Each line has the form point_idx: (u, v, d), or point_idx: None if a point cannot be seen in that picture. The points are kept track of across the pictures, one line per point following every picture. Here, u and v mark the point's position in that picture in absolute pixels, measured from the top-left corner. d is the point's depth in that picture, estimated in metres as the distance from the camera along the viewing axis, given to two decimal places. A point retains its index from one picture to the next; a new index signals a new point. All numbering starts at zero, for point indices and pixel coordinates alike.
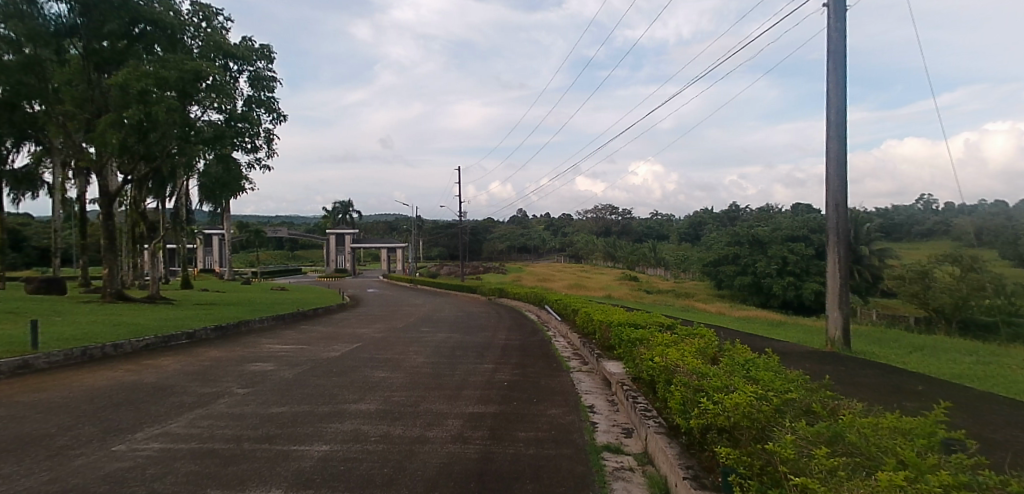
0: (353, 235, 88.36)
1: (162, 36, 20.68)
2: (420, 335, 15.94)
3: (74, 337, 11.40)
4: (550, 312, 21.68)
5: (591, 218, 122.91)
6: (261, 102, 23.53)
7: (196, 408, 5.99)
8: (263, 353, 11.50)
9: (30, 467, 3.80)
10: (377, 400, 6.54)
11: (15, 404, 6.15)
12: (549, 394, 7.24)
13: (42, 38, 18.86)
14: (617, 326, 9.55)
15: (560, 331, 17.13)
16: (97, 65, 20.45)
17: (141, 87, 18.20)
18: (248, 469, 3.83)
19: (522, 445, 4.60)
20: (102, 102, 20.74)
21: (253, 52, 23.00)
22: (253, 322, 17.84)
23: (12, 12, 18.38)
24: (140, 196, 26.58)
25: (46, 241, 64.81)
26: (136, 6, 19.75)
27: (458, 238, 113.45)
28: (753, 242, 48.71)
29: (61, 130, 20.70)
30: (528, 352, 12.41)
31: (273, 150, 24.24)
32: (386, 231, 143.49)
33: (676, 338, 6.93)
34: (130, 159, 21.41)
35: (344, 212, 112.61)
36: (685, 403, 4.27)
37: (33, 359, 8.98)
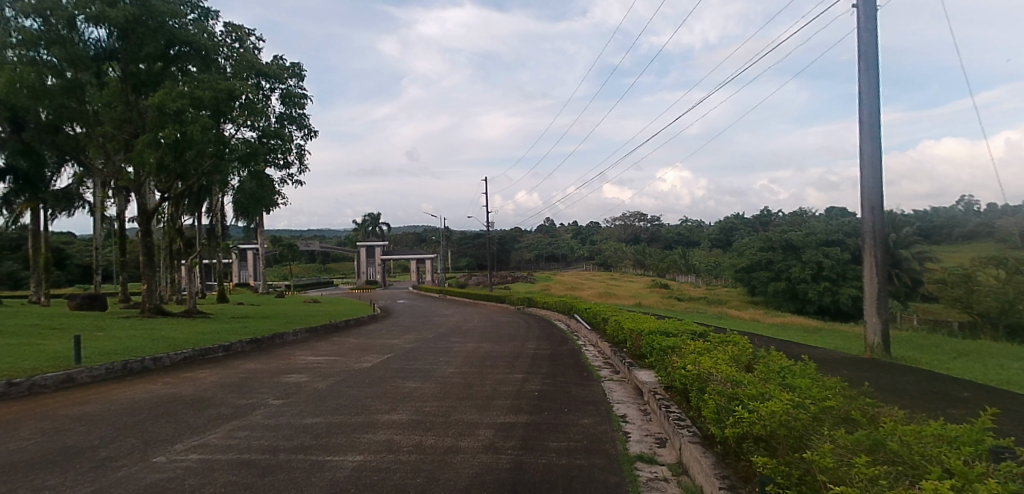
0: (383, 247, 89.50)
1: (197, 57, 21.18)
2: (451, 345, 16.01)
3: (116, 351, 11.72)
4: (580, 321, 21.56)
5: (620, 225, 122.36)
6: (293, 118, 24.00)
7: (234, 420, 6.09)
8: (297, 364, 11.70)
9: (74, 479, 3.90)
10: (409, 410, 6.58)
11: (62, 417, 6.35)
12: (581, 404, 7.19)
13: (83, 62, 19.56)
14: (649, 334, 9.42)
15: (590, 340, 17.03)
16: (134, 87, 21.04)
17: (178, 107, 18.78)
18: (285, 479, 3.89)
19: (555, 456, 4.57)
20: (139, 122, 21.27)
21: (285, 70, 23.49)
22: (286, 334, 18.12)
23: (54, 38, 19.11)
24: (176, 212, 27.25)
25: (88, 259, 67.04)
26: (172, 28, 20.32)
27: (486, 248, 114.02)
28: (787, 247, 47.87)
29: (101, 151, 21.44)
30: (559, 361, 12.35)
31: (304, 166, 24.71)
32: (414, 243, 144.96)
33: (709, 345, 6.81)
34: (167, 177, 22.04)
35: (374, 225, 114.11)
36: (720, 412, 4.20)
37: (78, 373, 9.27)
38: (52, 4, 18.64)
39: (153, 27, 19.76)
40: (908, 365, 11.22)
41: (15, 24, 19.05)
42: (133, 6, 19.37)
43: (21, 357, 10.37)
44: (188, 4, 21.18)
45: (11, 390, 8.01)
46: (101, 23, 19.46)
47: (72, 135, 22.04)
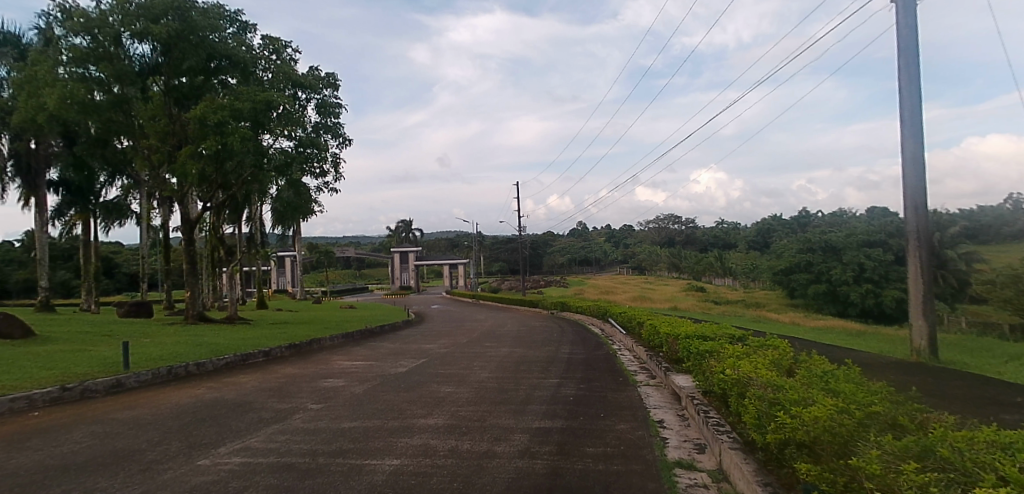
0: (416, 252, 90.42)
1: (236, 70, 21.74)
2: (485, 350, 16.03)
3: (163, 357, 12.07)
4: (615, 325, 21.41)
5: (654, 228, 121.32)
6: (328, 128, 24.48)
7: (274, 424, 6.21)
8: (334, 369, 11.87)
9: (123, 481, 4.02)
10: (444, 415, 6.61)
11: (110, 421, 6.56)
12: (617, 409, 7.13)
13: (129, 78, 20.28)
14: (685, 338, 9.31)
15: (625, 345, 16.89)
16: (176, 100, 21.72)
17: (218, 119, 19.37)
18: (324, 482, 3.94)
19: (591, 461, 4.54)
20: (182, 134, 21.95)
21: (320, 80, 23.93)
22: (323, 340, 18.42)
23: (102, 54, 19.82)
24: (218, 221, 27.91)
25: (134, 268, 69.18)
26: (212, 42, 20.86)
27: (518, 253, 114.31)
28: (827, 248, 46.86)
29: (146, 163, 22.14)
30: (593, 366, 12.28)
31: (339, 174, 25.17)
32: (447, 248, 146.26)
33: (748, 350, 6.68)
34: (208, 187, 22.65)
35: (407, 231, 115.22)
36: (760, 418, 4.12)
37: (125, 378, 9.56)
38: (100, 22, 19.36)
39: (194, 42, 20.37)
40: (958, 369, 10.82)
41: (65, 43, 19.83)
42: (176, 22, 19.99)
43: (73, 363, 10.76)
44: (227, 19, 21.74)
45: (65, 395, 8.31)
46: (145, 40, 20.13)
47: (119, 148, 22.90)
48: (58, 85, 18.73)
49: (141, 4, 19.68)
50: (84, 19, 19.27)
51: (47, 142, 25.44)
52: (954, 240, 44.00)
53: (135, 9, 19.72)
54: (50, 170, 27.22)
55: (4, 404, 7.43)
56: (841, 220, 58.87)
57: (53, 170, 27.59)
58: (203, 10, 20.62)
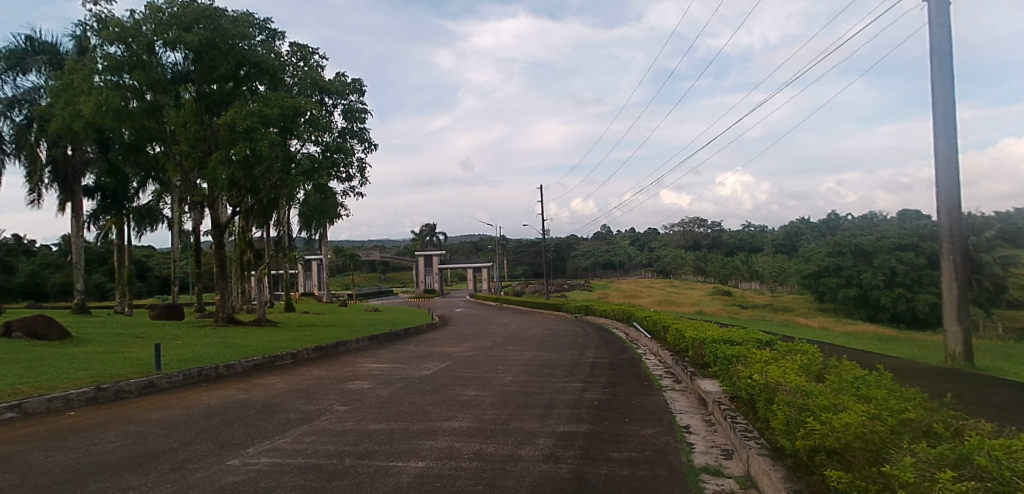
0: (440, 256, 90.97)
1: (265, 76, 22.12)
2: (509, 353, 16.04)
3: (194, 358, 12.31)
4: (640, 329, 21.27)
5: (679, 231, 120.32)
6: (354, 133, 24.79)
7: (301, 425, 6.30)
8: (360, 372, 12.00)
9: (156, 480, 4.10)
10: (468, 418, 6.63)
11: (142, 421, 6.71)
12: (642, 414, 7.09)
13: (161, 86, 20.78)
14: (711, 343, 9.23)
15: (651, 349, 16.77)
16: (207, 107, 22.19)
17: (247, 124, 19.75)
18: (351, 483, 3.99)
19: (616, 466, 4.52)
20: (212, 140, 22.40)
21: (346, 86, 24.24)
22: (349, 342, 18.61)
23: (137, 63, 20.32)
24: (247, 225, 28.36)
25: (166, 271, 70.62)
26: (242, 50, 21.26)
27: (542, 256, 114.41)
28: (857, 252, 46.03)
29: (177, 168, 22.62)
30: (618, 370, 12.22)
31: (365, 178, 25.49)
32: (470, 252, 147.11)
33: (777, 355, 6.60)
34: (238, 191, 23.04)
35: (431, 235, 116.03)
36: (789, 424, 4.06)
37: (157, 379, 9.77)
38: (134, 31, 19.87)
39: (224, 49, 20.79)
40: (995, 377, 10.51)
41: (101, 51, 20.37)
42: (207, 31, 20.44)
43: (109, 363, 11.04)
44: (257, 26, 22.15)
45: (100, 395, 8.52)
46: (177, 48, 20.61)
47: (152, 154, 23.48)
48: (94, 93, 19.26)
49: (174, 13, 20.17)
50: (119, 28, 19.78)
51: (83, 148, 26.20)
52: (990, 244, 42.85)
53: (168, 18, 20.21)
54: (87, 176, 27.98)
55: (43, 403, 7.66)
56: (871, 222, 57.77)
57: (88, 175, 28.34)
58: (233, 19, 21.06)
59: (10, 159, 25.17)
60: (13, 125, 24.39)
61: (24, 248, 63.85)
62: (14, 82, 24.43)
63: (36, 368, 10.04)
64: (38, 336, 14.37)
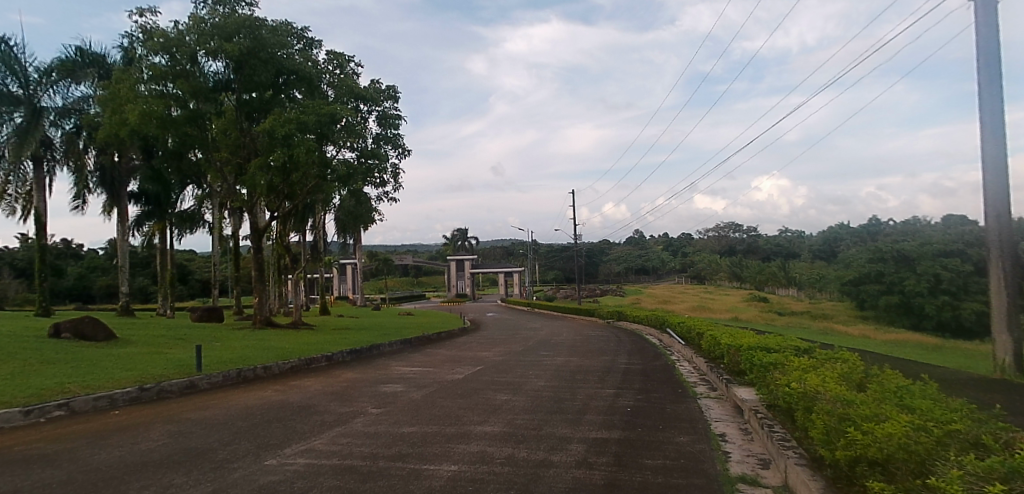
0: (471, 261, 91.59)
1: (303, 84, 22.59)
2: (540, 358, 16.03)
3: (233, 360, 12.60)
4: (673, 336, 21.04)
5: (713, 236, 118.65)
6: (388, 139, 25.18)
7: (336, 426, 6.39)
8: (392, 375, 12.12)
9: (197, 478, 4.20)
10: (500, 422, 6.64)
11: (183, 420, 6.89)
12: (675, 421, 7.00)
13: (203, 94, 21.38)
14: (747, 349, 9.08)
15: (684, 355, 16.56)
16: (247, 114, 22.76)
17: (285, 131, 20.17)
18: (384, 485, 4.03)
19: (650, 473, 4.48)
20: (251, 147, 22.93)
21: (381, 93, 24.59)
22: (382, 345, 18.79)
23: (180, 72, 20.91)
24: (285, 230, 28.83)
25: (206, 275, 72.47)
26: (281, 59, 21.76)
27: (574, 261, 114.38)
28: (899, 258, 45.12)
29: (218, 174, 23.21)
30: (651, 377, 12.10)
31: (398, 184, 25.88)
32: (502, 256, 147.91)
33: (815, 362, 6.46)
34: (277, 197, 23.49)
35: (463, 239, 116.75)
36: (829, 433, 3.96)
37: (198, 380, 10.02)
38: (177, 42, 20.49)
39: (264, 58, 21.34)
40: None
41: (146, 62, 20.98)
42: (247, 40, 20.98)
43: (152, 364, 11.37)
44: (295, 36, 22.67)
45: (143, 394, 8.77)
46: (218, 57, 21.18)
47: (194, 160, 24.14)
48: (139, 102, 19.86)
49: (215, 24, 20.77)
50: (163, 39, 20.43)
51: (128, 155, 27.13)
52: None
53: (210, 28, 20.82)
54: (132, 182, 28.90)
55: (90, 402, 7.92)
56: (914, 225, 56.14)
57: (133, 182, 29.27)
58: (272, 28, 21.59)
59: (60, 167, 25.85)
60: (64, 133, 25.14)
61: (73, 251, 66.30)
62: (64, 92, 25.13)
63: (82, 368, 10.39)
64: (85, 337, 14.84)
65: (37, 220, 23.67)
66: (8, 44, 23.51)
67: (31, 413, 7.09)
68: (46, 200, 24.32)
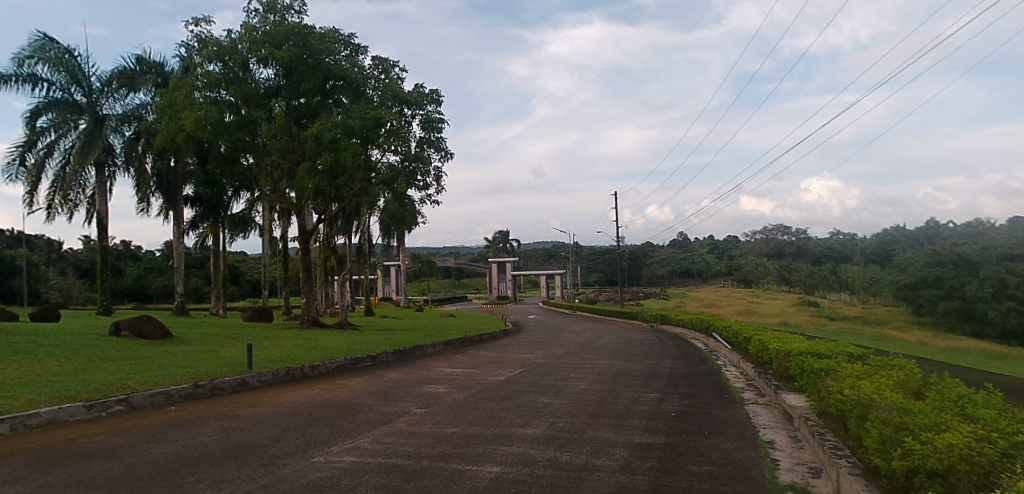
0: (512, 262, 92.16)
1: (349, 90, 23.08)
2: (583, 361, 15.96)
3: (283, 359, 12.96)
4: (719, 340, 20.70)
5: (760, 238, 116.01)
6: (431, 142, 25.60)
7: (381, 426, 6.50)
8: (435, 376, 12.27)
9: (248, 473, 4.33)
10: (542, 425, 6.64)
11: (234, 417, 7.13)
12: (722, 427, 6.89)
13: (254, 100, 21.98)
14: (797, 355, 8.85)
15: (731, 360, 16.24)
16: (296, 119, 23.28)
17: (333, 136, 20.56)
18: (428, 484, 4.07)
19: (696, 480, 4.41)
20: (299, 151, 23.37)
21: (424, 97, 25.02)
22: (425, 346, 18.99)
23: (233, 79, 21.61)
24: (332, 232, 29.34)
25: (256, 276, 74.78)
26: (328, 65, 22.30)
27: (617, 263, 113.92)
28: (960, 262, 43.38)
29: (269, 178, 23.79)
30: (697, 381, 11.92)
31: (440, 186, 26.27)
32: (544, 258, 148.50)
33: (870, 369, 6.27)
34: (324, 200, 23.94)
35: (505, 242, 116.88)
36: (885, 443, 3.82)
37: (249, 378, 10.34)
38: (230, 50, 21.20)
39: (312, 64, 21.87)
40: None
41: (201, 69, 21.73)
42: (297, 47, 21.53)
43: (207, 362, 11.79)
44: (342, 42, 23.21)
45: (198, 391, 9.11)
46: (269, 64, 21.82)
47: (246, 165, 24.79)
48: (195, 108, 20.50)
49: (266, 32, 21.37)
50: (217, 47, 21.19)
51: (184, 160, 28.16)
52: None
53: (261, 36, 21.44)
54: (187, 186, 29.99)
55: (148, 397, 8.25)
56: (977, 227, 53.70)
57: (189, 186, 30.39)
58: (320, 35, 22.16)
59: (121, 172, 26.98)
60: (124, 139, 26.22)
61: (131, 252, 69.17)
62: (124, 100, 26.33)
63: (140, 365, 10.81)
64: (143, 335, 15.44)
65: (99, 224, 24.73)
66: (72, 55, 24.68)
67: (93, 408, 7.41)
68: (107, 204, 25.37)
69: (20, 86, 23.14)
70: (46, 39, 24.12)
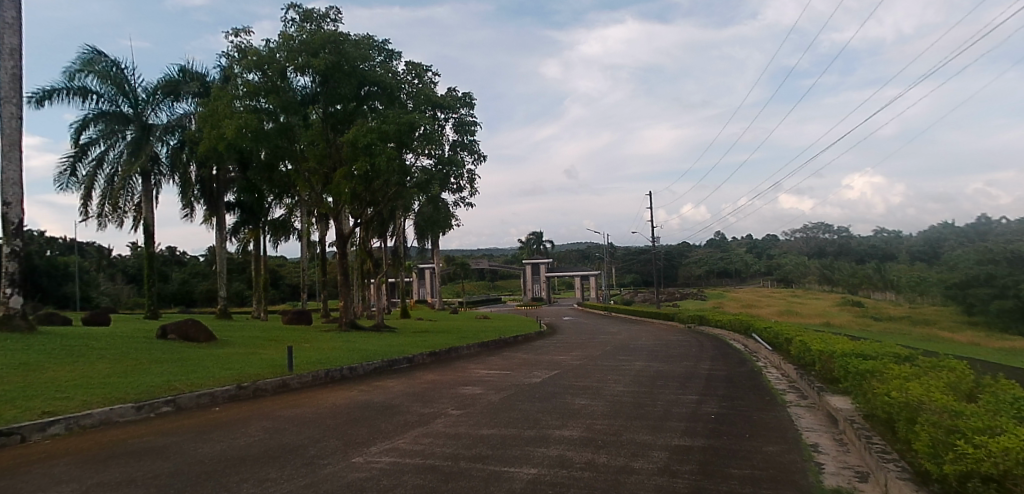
0: (547, 263, 92.36)
1: (383, 95, 23.41)
2: (619, 363, 15.89)
3: (322, 361, 13.21)
4: (759, 341, 20.34)
5: (800, 237, 113.35)
6: (465, 145, 25.87)
7: (418, 427, 6.57)
8: (471, 377, 12.36)
9: (290, 473, 4.43)
10: (579, 427, 6.62)
11: (277, 418, 7.31)
12: (763, 430, 6.76)
13: (292, 107, 22.42)
14: (841, 357, 8.66)
15: (771, 362, 15.96)
16: (332, 126, 23.64)
17: (368, 141, 20.84)
18: (465, 486, 4.10)
19: (737, 484, 4.35)
20: (336, 157, 23.66)
21: (457, 100, 25.29)
22: (459, 348, 19.14)
23: (272, 88, 22.09)
24: (367, 236, 29.71)
25: (296, 280, 76.40)
26: (363, 71, 22.65)
27: (652, 263, 113.12)
28: (1015, 260, 41.66)
29: (307, 184, 24.16)
30: (737, 384, 11.73)
31: (474, 189, 26.49)
32: (578, 260, 148.26)
33: (919, 371, 6.09)
34: (360, 205, 24.24)
35: (539, 243, 116.76)
36: (935, 446, 3.71)
37: (290, 380, 10.57)
38: (269, 59, 21.71)
39: (348, 71, 22.25)
40: None
41: (241, 79, 22.26)
42: (332, 55, 21.95)
43: (250, 364, 12.08)
44: (376, 49, 23.57)
45: (241, 393, 9.35)
46: (306, 72, 22.27)
47: (285, 172, 25.20)
48: (236, 117, 20.98)
49: (303, 40, 21.85)
50: (256, 57, 21.72)
51: (226, 168, 28.92)
52: None
53: (298, 45, 21.91)
54: (229, 192, 30.79)
55: (194, 399, 8.49)
56: None
57: (230, 193, 31.19)
58: (355, 42, 22.58)
59: (166, 181, 27.79)
60: (169, 148, 27.01)
61: (176, 258, 71.32)
62: (169, 110, 27.12)
63: (187, 367, 11.17)
64: (189, 338, 15.92)
65: (147, 230, 25.59)
66: (119, 67, 25.51)
67: (142, 409, 7.68)
68: (153, 211, 26.17)
69: (71, 99, 24.00)
70: (94, 53, 24.94)
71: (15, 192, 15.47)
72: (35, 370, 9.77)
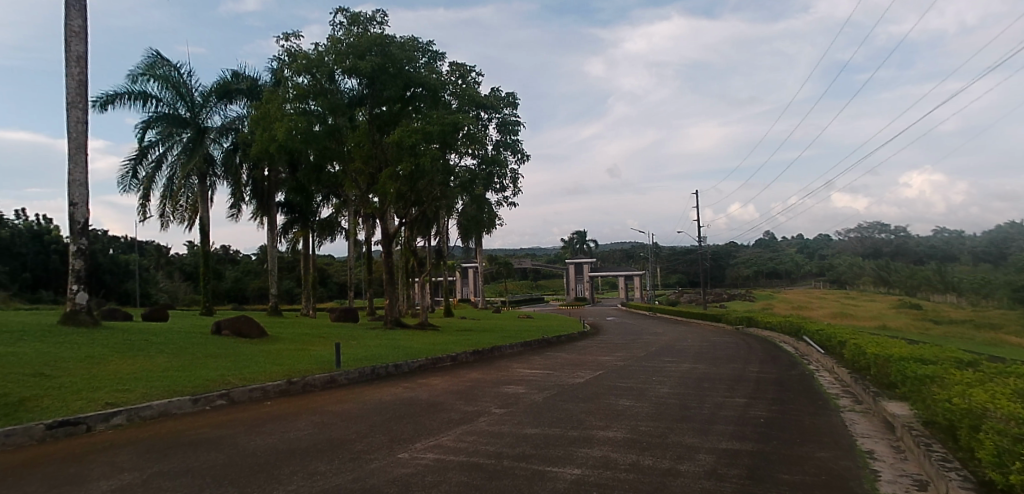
0: (589, 264, 92.25)
1: (428, 96, 23.58)
2: (664, 364, 15.66)
3: (368, 357, 13.47)
4: (812, 344, 19.70)
5: (854, 236, 109.10)
6: (508, 145, 25.94)
7: (462, 424, 6.65)
8: (513, 376, 12.42)
9: (338, 466, 4.54)
10: (623, 429, 6.57)
11: (326, 412, 7.50)
12: (815, 435, 6.58)
13: (340, 109, 22.85)
14: (899, 361, 8.35)
15: (824, 366, 15.46)
16: (378, 127, 23.99)
17: (413, 142, 21.14)
18: (509, 484, 4.12)
19: (787, 489, 4.28)
20: (381, 158, 24.03)
21: (501, 100, 25.38)
22: (502, 347, 19.21)
23: (320, 90, 22.57)
24: (411, 235, 30.07)
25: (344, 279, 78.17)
26: (407, 72, 22.92)
27: (697, 264, 111.20)
28: None
29: (353, 184, 24.59)
30: (788, 387, 11.41)
31: (517, 189, 26.53)
32: (621, 258, 147.10)
33: (984, 376, 5.85)
34: (405, 205, 24.53)
35: (581, 242, 116.13)
36: (1002, 456, 3.55)
37: (337, 375, 10.83)
38: (317, 62, 22.23)
39: (393, 73, 22.59)
40: None
41: (291, 82, 22.82)
42: (378, 57, 22.37)
43: (300, 360, 12.40)
44: (420, 50, 23.81)
45: (291, 387, 9.64)
46: (353, 74, 22.71)
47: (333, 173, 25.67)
48: (287, 119, 21.57)
49: (350, 43, 22.32)
50: (305, 60, 22.24)
51: (277, 168, 29.71)
52: None
53: (345, 48, 22.37)
54: (279, 192, 31.61)
55: (247, 393, 8.79)
56: None
57: (280, 192, 32.01)
58: (400, 44, 22.93)
59: (219, 181, 28.67)
60: (223, 150, 27.91)
61: (230, 256, 73.75)
62: (223, 112, 28.00)
63: (239, 362, 11.56)
64: (242, 334, 16.46)
65: (202, 229, 26.53)
66: (179, 71, 26.49)
67: (198, 401, 7.99)
68: (206, 210, 27.11)
69: (134, 103, 25.05)
70: (157, 58, 25.97)
71: (81, 193, 16.27)
72: (100, 363, 10.27)
